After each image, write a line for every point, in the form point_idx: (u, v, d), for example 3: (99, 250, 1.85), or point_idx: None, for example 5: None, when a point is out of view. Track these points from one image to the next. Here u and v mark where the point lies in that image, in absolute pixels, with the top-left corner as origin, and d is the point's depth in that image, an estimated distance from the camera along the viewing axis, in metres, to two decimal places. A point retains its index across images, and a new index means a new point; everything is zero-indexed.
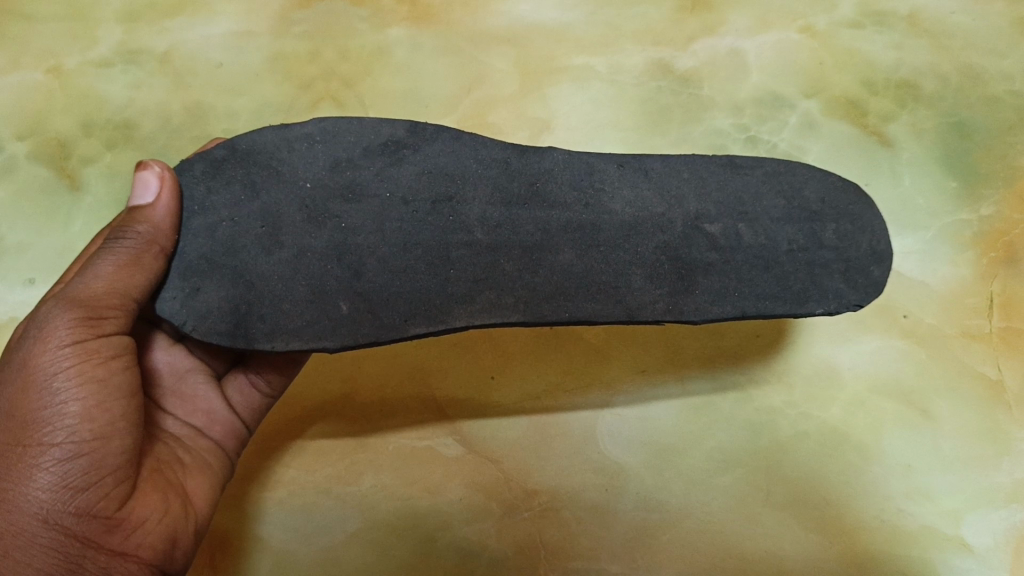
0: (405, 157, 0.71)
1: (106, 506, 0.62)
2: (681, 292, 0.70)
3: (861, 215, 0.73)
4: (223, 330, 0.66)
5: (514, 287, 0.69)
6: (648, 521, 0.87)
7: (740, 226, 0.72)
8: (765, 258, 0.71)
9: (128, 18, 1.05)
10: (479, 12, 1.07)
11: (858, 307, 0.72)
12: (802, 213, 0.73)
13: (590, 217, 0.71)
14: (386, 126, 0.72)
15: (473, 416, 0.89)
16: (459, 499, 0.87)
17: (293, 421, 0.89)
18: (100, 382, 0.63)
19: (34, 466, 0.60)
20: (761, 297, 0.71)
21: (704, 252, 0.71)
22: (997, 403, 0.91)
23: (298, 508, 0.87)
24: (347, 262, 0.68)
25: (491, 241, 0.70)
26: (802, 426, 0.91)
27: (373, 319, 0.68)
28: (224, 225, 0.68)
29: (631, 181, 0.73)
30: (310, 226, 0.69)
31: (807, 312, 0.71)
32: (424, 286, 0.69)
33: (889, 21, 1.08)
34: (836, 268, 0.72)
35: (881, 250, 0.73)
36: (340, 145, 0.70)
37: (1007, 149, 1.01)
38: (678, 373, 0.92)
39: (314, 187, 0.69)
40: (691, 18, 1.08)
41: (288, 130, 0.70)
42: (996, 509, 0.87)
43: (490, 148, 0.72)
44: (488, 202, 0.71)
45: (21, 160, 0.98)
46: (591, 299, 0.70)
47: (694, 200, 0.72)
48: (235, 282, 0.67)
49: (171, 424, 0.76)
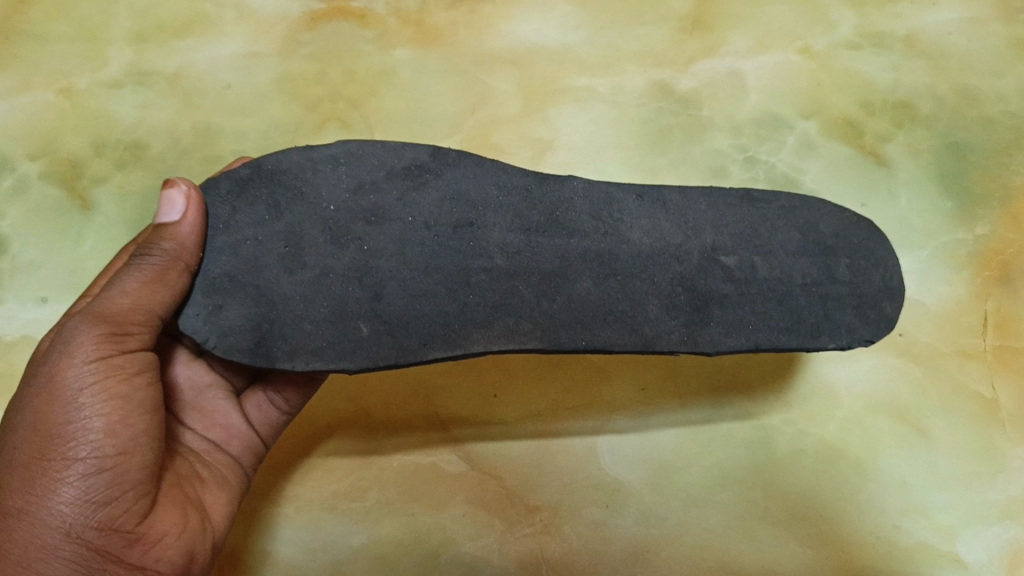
0: (428, 182, 0.73)
1: (127, 520, 0.64)
2: (696, 323, 0.72)
3: (875, 250, 0.76)
4: (245, 347, 0.68)
5: (532, 313, 0.71)
6: (648, 537, 0.89)
7: (755, 258, 0.74)
8: (779, 291, 0.73)
9: (138, 40, 1.07)
10: (483, 33, 1.09)
11: (870, 342, 0.74)
12: (817, 248, 0.75)
13: (608, 246, 0.73)
14: (409, 149, 0.73)
15: (478, 434, 0.91)
16: (463, 515, 0.89)
17: (303, 438, 0.91)
18: (123, 399, 0.65)
19: (59, 480, 0.62)
20: (774, 329, 0.73)
21: (719, 283, 0.73)
22: (992, 421, 0.92)
23: (306, 523, 0.88)
24: (368, 285, 0.70)
25: (510, 267, 0.72)
26: (800, 443, 0.92)
27: (392, 342, 0.70)
28: (248, 243, 0.70)
29: (650, 211, 0.74)
30: (333, 248, 0.70)
31: (820, 346, 0.73)
32: (444, 310, 0.71)
33: (887, 42, 1.10)
34: (848, 303, 0.74)
35: (893, 287, 0.75)
36: (364, 167, 0.72)
37: (1003, 169, 1.03)
38: (679, 393, 0.93)
39: (337, 210, 0.71)
40: (691, 39, 1.10)
41: (313, 151, 0.71)
42: (991, 525, 0.89)
43: (512, 175, 0.74)
44: (509, 228, 0.72)
45: (33, 180, 1.00)
46: (607, 327, 0.71)
47: (711, 232, 0.74)
48: (258, 301, 0.69)
49: (190, 438, 0.78)
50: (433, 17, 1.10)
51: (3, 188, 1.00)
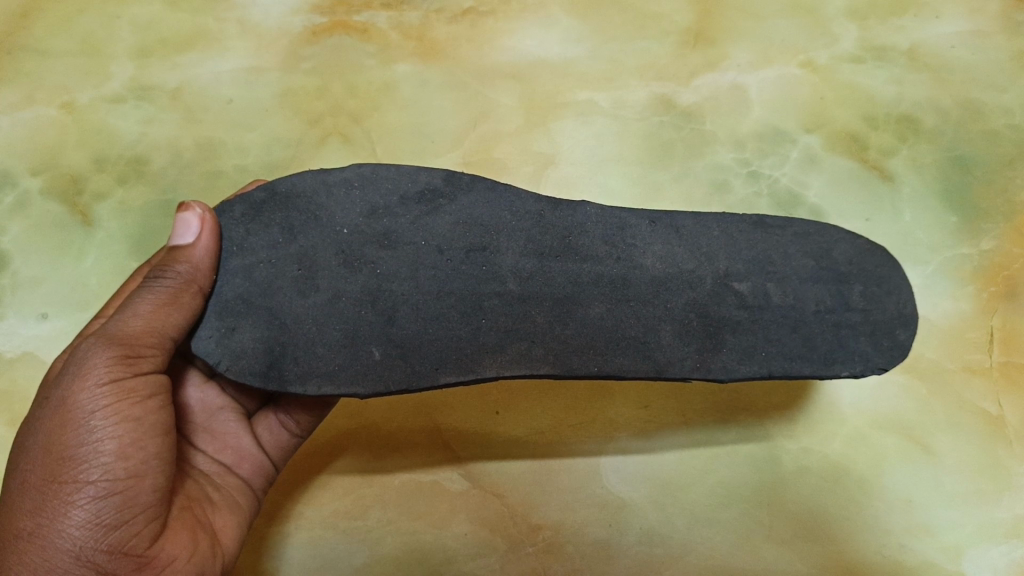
0: (441, 206, 0.72)
1: (138, 543, 0.63)
2: (709, 350, 0.72)
3: (889, 277, 0.75)
4: (257, 370, 0.68)
5: (544, 339, 0.71)
6: (652, 556, 0.88)
7: (768, 285, 0.74)
8: (793, 319, 0.73)
9: (140, 54, 1.07)
10: (485, 48, 1.09)
11: (884, 371, 0.74)
12: (830, 274, 0.75)
13: (621, 271, 0.72)
14: (422, 174, 0.73)
15: (480, 452, 0.90)
16: (465, 534, 0.88)
17: (308, 458, 0.90)
18: (136, 422, 0.64)
19: (70, 503, 0.61)
20: (788, 356, 0.72)
21: (732, 310, 0.73)
22: (998, 438, 0.91)
23: (308, 542, 0.88)
24: (381, 309, 0.70)
25: (523, 292, 0.71)
26: (805, 461, 0.91)
27: (405, 366, 0.69)
28: (261, 266, 0.69)
29: (663, 236, 0.74)
30: (345, 271, 0.70)
31: (834, 374, 0.73)
32: (456, 335, 0.70)
33: (889, 55, 1.10)
34: (862, 331, 0.73)
35: (907, 313, 0.74)
36: (377, 191, 0.72)
37: (1007, 183, 1.02)
38: (682, 410, 0.92)
39: (351, 233, 0.70)
40: (693, 52, 1.09)
41: (327, 175, 0.72)
42: (997, 545, 0.88)
43: (524, 200, 0.74)
44: (522, 253, 0.72)
45: (35, 195, 1.00)
46: (620, 353, 0.71)
47: (724, 258, 0.74)
48: (271, 323, 0.69)
49: (202, 461, 0.78)
50: (434, 31, 1.10)
51: (4, 204, 1.00)
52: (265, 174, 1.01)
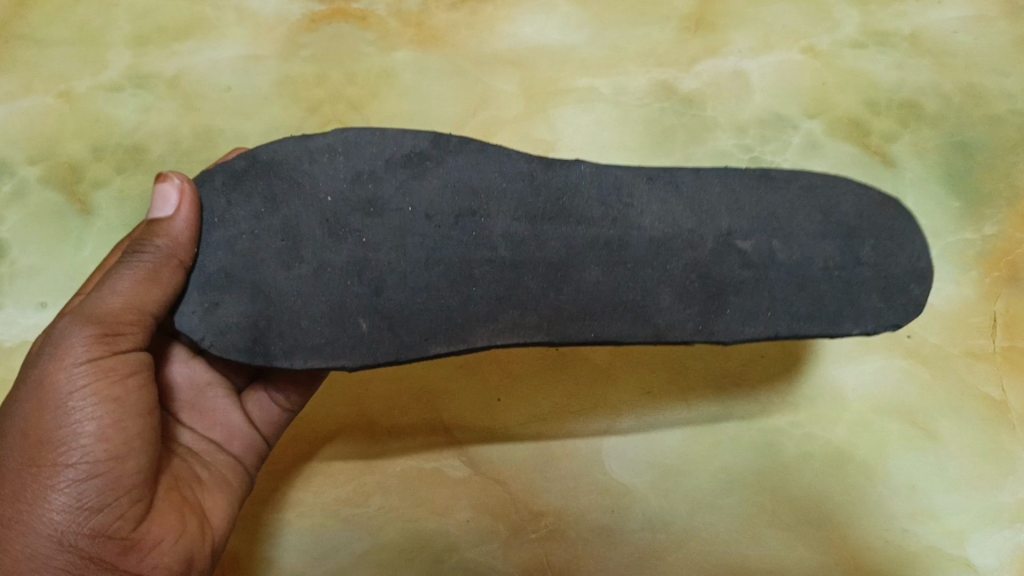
0: (428, 170, 0.70)
1: (122, 526, 0.63)
2: (711, 312, 0.69)
3: (901, 231, 0.71)
4: (242, 346, 0.67)
5: (537, 306, 0.69)
6: (654, 542, 0.87)
7: (774, 243, 0.70)
8: (800, 276, 0.69)
9: (138, 42, 1.07)
10: (485, 35, 1.09)
11: (896, 327, 0.71)
12: (839, 229, 0.71)
13: (617, 233, 0.70)
14: (409, 137, 0.71)
15: (481, 439, 0.90)
16: (467, 521, 0.88)
17: (305, 444, 0.90)
18: (116, 401, 0.64)
19: (50, 488, 0.62)
20: (795, 317, 0.69)
21: (735, 270, 0.69)
22: (1001, 422, 0.91)
23: (309, 529, 0.87)
24: (367, 279, 0.68)
25: (515, 257, 0.69)
26: (808, 447, 0.91)
27: (393, 337, 0.69)
28: (244, 239, 0.68)
29: (660, 195, 0.71)
30: (331, 241, 0.68)
31: (844, 333, 0.69)
32: (445, 304, 0.69)
33: (891, 41, 1.09)
34: (873, 287, 0.70)
35: (921, 268, 0.70)
36: (361, 157, 0.70)
37: (1010, 168, 1.02)
38: (684, 395, 0.92)
39: (335, 201, 0.69)
40: (694, 39, 1.09)
41: (310, 141, 0.70)
42: (1001, 529, 0.87)
43: (515, 161, 0.71)
44: (513, 216, 0.70)
45: (32, 184, 1.00)
46: (617, 319, 0.69)
47: (726, 216, 0.70)
48: (256, 297, 0.68)
49: (189, 438, 0.78)
50: (434, 18, 1.10)
51: (3, 193, 0.99)
52: None
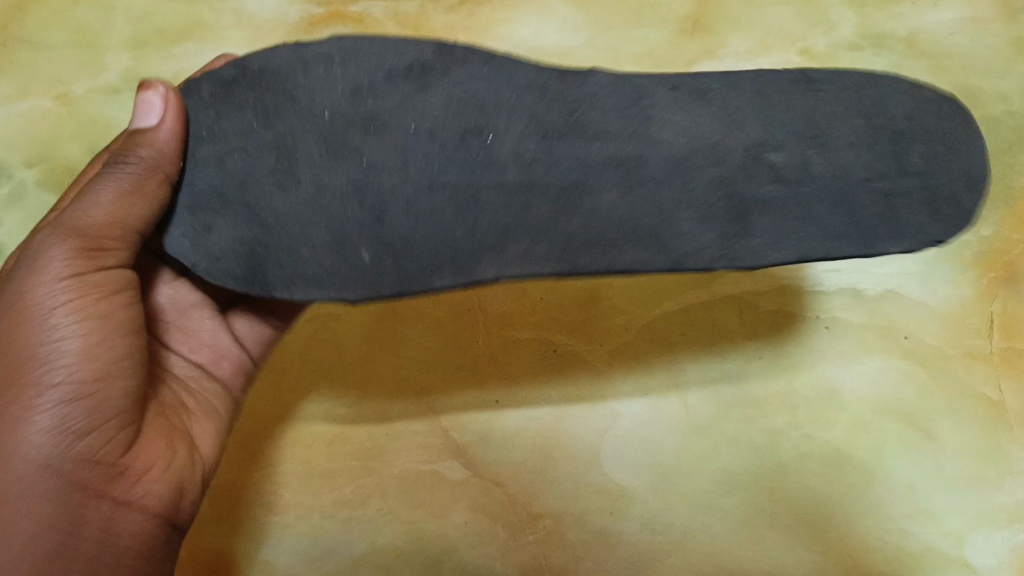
0: (432, 81, 0.65)
1: (111, 452, 0.65)
2: (737, 234, 0.62)
3: (953, 136, 0.66)
4: (238, 274, 0.64)
5: (549, 230, 0.62)
6: (652, 544, 0.87)
7: (811, 154, 0.64)
8: (836, 188, 0.63)
9: (136, 45, 1.07)
10: (482, 37, 1.09)
11: (946, 243, 0.64)
12: (884, 133, 0.65)
13: (636, 150, 0.63)
14: (409, 46, 0.66)
15: (479, 440, 0.90)
16: (465, 523, 0.87)
17: (302, 446, 0.90)
18: (100, 318, 0.65)
19: (30, 407, 0.62)
20: (832, 236, 0.62)
21: (767, 187, 0.63)
22: (999, 423, 0.91)
23: (307, 532, 0.87)
24: (367, 204, 0.63)
25: (523, 180, 0.63)
26: (806, 448, 0.90)
27: (395, 266, 0.63)
28: (235, 155, 0.65)
29: (685, 104, 0.65)
30: (329, 160, 0.64)
31: (885, 252, 0.63)
32: (450, 229, 0.63)
33: (888, 43, 1.10)
34: (919, 198, 0.64)
35: (973, 174, 0.65)
36: (360, 66, 0.65)
37: (1007, 169, 1.02)
38: (681, 396, 0.92)
39: (332, 116, 0.64)
40: (692, 41, 1.09)
41: (304, 50, 0.65)
42: (999, 530, 0.87)
43: (524, 69, 0.65)
44: (523, 133, 0.64)
45: (31, 187, 1.00)
46: (635, 243, 0.62)
47: (759, 126, 0.64)
48: (250, 221, 0.64)
49: (175, 362, 0.80)
50: (432, 21, 1.10)
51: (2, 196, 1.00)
52: None
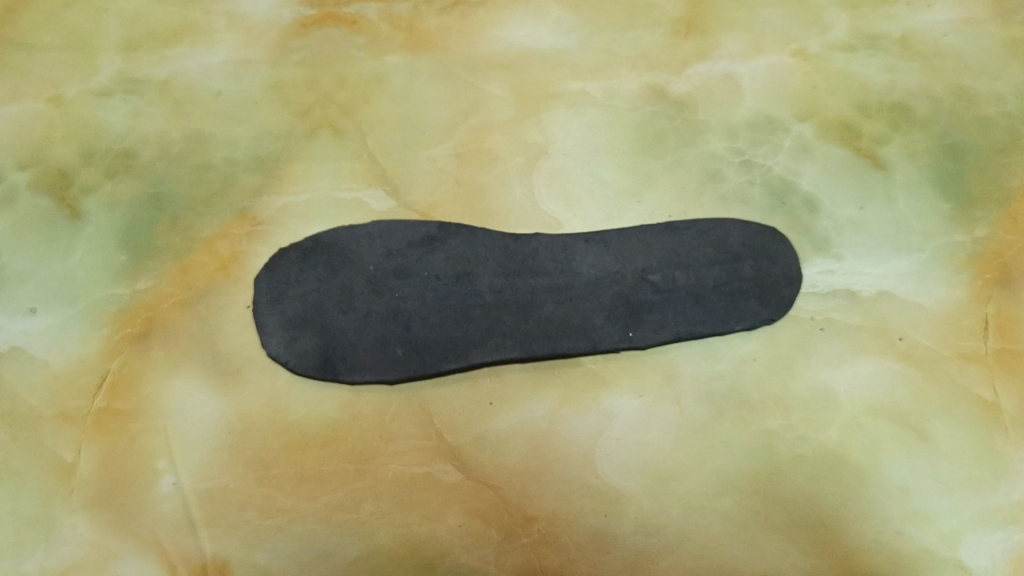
0: (437, 248, 0.95)
1: None
2: (631, 326, 0.92)
3: (775, 251, 0.97)
4: (316, 366, 0.88)
5: (514, 332, 0.91)
6: (647, 546, 0.82)
7: (675, 273, 0.95)
8: (696, 294, 0.94)
9: (127, 47, 1.11)
10: (476, 39, 1.13)
11: (772, 321, 0.94)
12: (725, 257, 0.97)
13: (563, 279, 0.94)
14: (423, 226, 0.97)
15: (473, 442, 0.87)
16: (459, 526, 0.82)
17: (292, 449, 0.85)
18: None
19: None
20: (692, 322, 0.93)
21: (649, 295, 0.94)
22: (994, 425, 0.88)
23: (296, 536, 0.81)
24: (400, 321, 0.91)
25: (497, 301, 0.93)
26: (801, 449, 0.87)
27: (419, 359, 0.89)
28: (313, 293, 0.92)
29: (595, 251, 0.96)
30: (373, 294, 0.92)
31: (731, 330, 0.93)
32: (451, 331, 0.91)
33: (881, 43, 1.14)
34: (752, 292, 0.95)
35: (792, 274, 0.96)
36: (393, 240, 0.95)
37: (1000, 170, 1.03)
38: (676, 397, 0.90)
39: (376, 269, 0.93)
40: (686, 42, 1.14)
41: (357, 230, 0.96)
42: (995, 531, 0.83)
43: (492, 239, 0.96)
44: (495, 274, 0.94)
45: (21, 189, 0.99)
46: (566, 338, 0.91)
47: (641, 258, 0.96)
48: (323, 334, 0.90)
49: None
50: (424, 23, 1.15)
51: None
52: (253, 164, 1.02)
